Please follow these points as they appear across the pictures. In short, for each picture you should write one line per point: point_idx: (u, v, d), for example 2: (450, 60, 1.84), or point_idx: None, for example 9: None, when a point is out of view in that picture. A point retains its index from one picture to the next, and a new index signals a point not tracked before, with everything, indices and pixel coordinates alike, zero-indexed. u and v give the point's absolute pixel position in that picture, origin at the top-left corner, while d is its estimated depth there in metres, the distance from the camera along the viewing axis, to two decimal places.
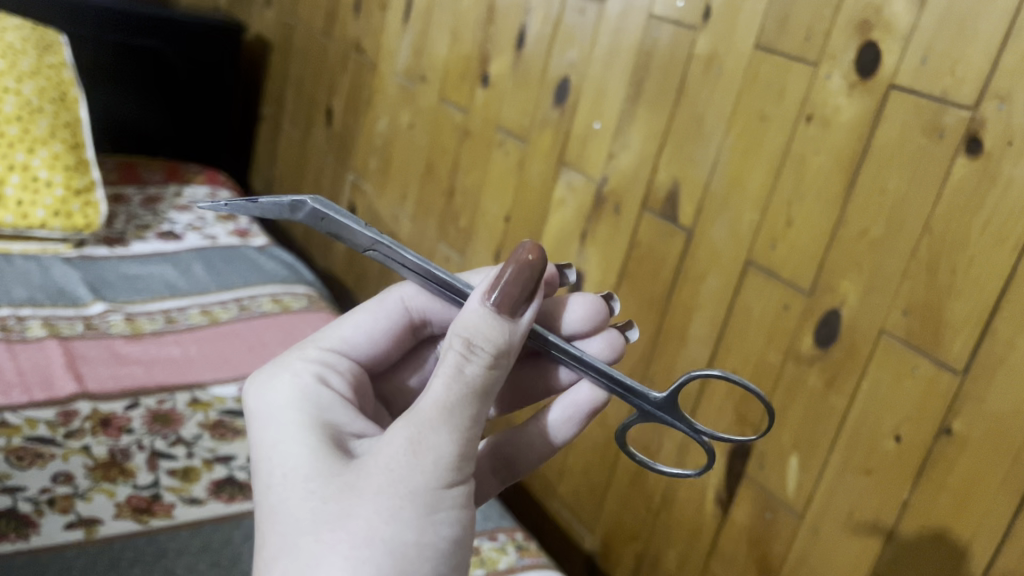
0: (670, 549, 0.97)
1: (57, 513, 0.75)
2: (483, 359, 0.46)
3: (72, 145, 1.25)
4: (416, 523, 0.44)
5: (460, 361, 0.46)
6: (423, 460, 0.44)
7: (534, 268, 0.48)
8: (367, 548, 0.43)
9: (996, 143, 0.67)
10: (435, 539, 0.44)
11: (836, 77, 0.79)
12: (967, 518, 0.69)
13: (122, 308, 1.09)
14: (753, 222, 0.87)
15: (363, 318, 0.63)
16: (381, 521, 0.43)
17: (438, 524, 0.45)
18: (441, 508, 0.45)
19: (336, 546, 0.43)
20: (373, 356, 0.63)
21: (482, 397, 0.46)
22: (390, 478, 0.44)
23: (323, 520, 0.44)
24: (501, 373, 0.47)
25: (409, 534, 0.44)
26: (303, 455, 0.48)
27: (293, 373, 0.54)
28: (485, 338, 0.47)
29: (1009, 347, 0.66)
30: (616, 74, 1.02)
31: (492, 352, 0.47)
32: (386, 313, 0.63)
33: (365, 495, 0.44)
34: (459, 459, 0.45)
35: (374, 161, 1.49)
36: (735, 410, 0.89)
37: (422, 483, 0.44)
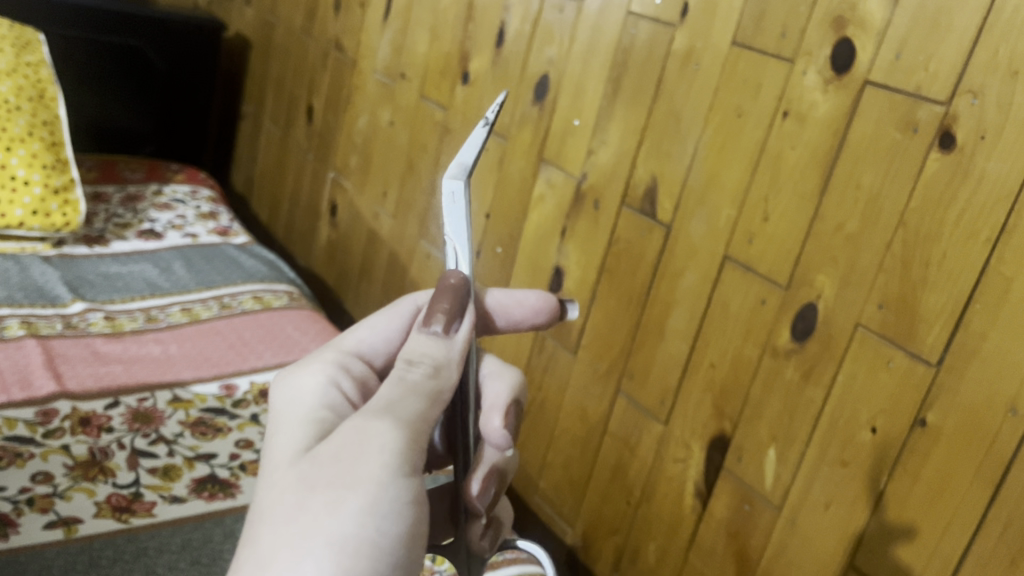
0: (650, 542, 0.98)
1: (36, 513, 0.75)
2: (425, 366, 0.49)
3: (50, 144, 1.24)
4: (360, 517, 0.41)
5: (401, 371, 0.48)
6: (370, 451, 0.43)
7: (458, 289, 0.51)
8: (308, 540, 0.40)
9: (968, 137, 0.68)
10: (378, 538, 0.41)
11: (812, 74, 0.79)
12: (940, 509, 0.70)
13: (101, 307, 1.09)
14: (731, 217, 0.87)
15: (378, 319, 0.59)
16: (324, 510, 0.41)
17: (383, 518, 0.41)
18: (387, 504, 0.41)
19: (281, 538, 0.40)
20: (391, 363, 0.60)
21: (426, 400, 0.47)
22: (338, 467, 0.42)
23: (274, 513, 0.41)
24: (445, 381, 0.49)
25: (350, 527, 0.40)
26: (277, 450, 0.46)
27: (298, 378, 0.52)
28: (424, 353, 0.50)
29: (982, 340, 0.67)
30: (595, 71, 1.02)
31: (433, 363, 0.49)
32: (399, 314, 0.59)
33: (316, 485, 0.42)
34: (406, 453, 0.43)
35: (355, 159, 1.49)
36: (713, 404, 0.90)
37: (365, 472, 0.42)
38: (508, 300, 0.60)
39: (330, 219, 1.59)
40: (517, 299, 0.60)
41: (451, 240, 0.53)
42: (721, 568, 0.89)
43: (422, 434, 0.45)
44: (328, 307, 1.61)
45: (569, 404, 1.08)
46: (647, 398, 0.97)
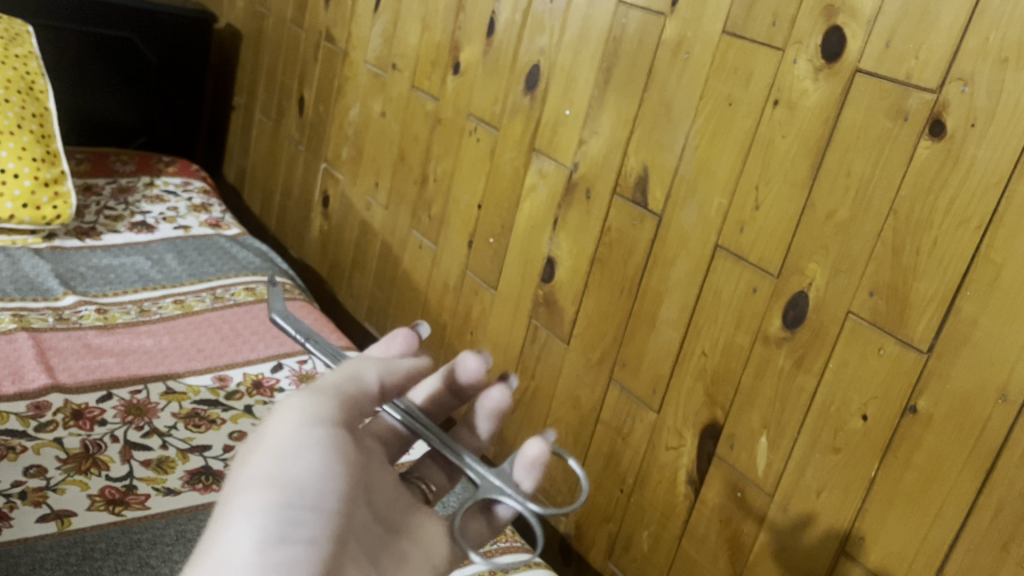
0: (643, 529, 0.98)
1: (29, 506, 0.75)
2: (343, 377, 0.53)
3: (40, 136, 1.23)
4: (271, 460, 0.47)
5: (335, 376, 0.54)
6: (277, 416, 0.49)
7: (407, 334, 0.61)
8: (241, 483, 0.46)
9: (959, 124, 0.68)
10: (290, 473, 0.46)
11: (802, 62, 0.79)
12: (932, 494, 0.71)
13: (93, 299, 1.09)
14: (722, 206, 0.87)
15: None
16: (243, 464, 0.47)
17: (290, 457, 0.47)
18: (291, 444, 0.47)
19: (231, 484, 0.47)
20: None
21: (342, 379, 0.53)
22: (259, 435, 0.49)
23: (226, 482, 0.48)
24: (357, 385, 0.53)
25: (272, 475, 0.46)
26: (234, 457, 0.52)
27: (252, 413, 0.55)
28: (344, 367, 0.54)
29: (972, 326, 0.68)
30: (586, 60, 1.02)
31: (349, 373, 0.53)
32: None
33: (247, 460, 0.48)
34: (309, 408, 0.49)
35: (347, 150, 1.49)
36: (705, 393, 0.90)
37: (274, 429, 0.48)
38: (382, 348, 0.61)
39: (322, 210, 1.58)
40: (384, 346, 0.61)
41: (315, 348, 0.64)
42: (714, 556, 0.90)
43: (330, 397, 0.51)
44: (321, 298, 1.61)
45: (561, 392, 1.08)
46: (639, 386, 0.98)
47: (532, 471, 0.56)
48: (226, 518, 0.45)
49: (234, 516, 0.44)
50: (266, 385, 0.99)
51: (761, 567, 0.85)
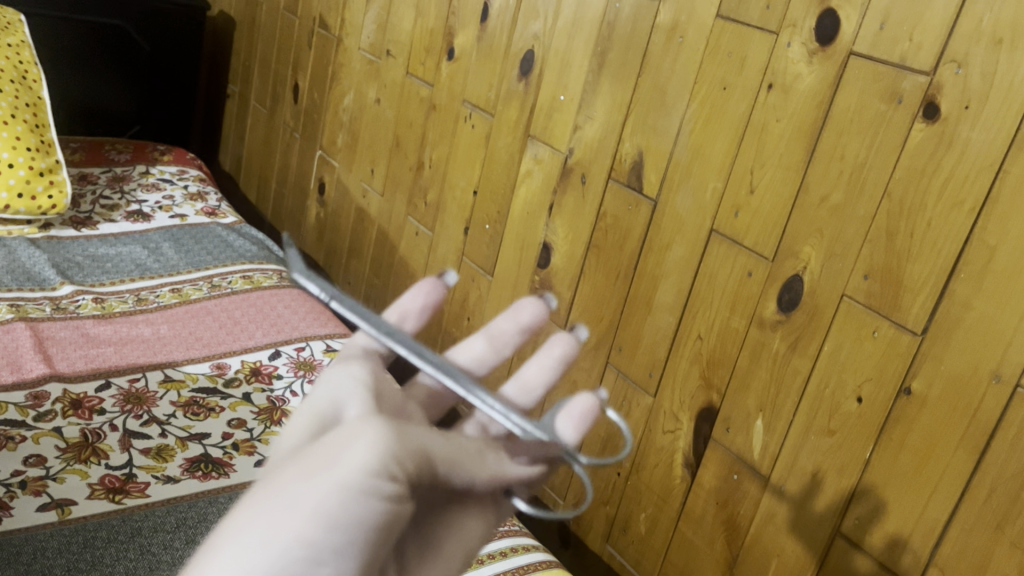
0: (640, 512, 0.99)
1: (30, 495, 0.76)
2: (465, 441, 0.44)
3: (34, 126, 1.23)
4: (324, 488, 0.40)
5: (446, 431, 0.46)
6: (358, 440, 0.41)
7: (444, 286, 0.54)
8: (279, 508, 0.40)
9: (953, 106, 0.68)
10: (338, 517, 0.39)
11: (796, 45, 0.79)
12: (926, 475, 0.71)
13: (90, 289, 1.09)
14: (716, 190, 0.87)
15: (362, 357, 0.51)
16: (298, 479, 0.41)
17: (346, 501, 0.40)
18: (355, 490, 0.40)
19: (272, 497, 0.41)
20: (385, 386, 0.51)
21: (446, 445, 0.45)
22: (330, 451, 0.42)
23: (275, 473, 0.43)
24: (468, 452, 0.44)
25: (306, 517, 0.40)
26: (295, 429, 0.47)
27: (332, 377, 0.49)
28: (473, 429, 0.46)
29: (965, 308, 0.68)
30: (580, 45, 1.02)
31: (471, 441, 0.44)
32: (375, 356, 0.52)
33: (297, 478, 0.41)
34: (393, 458, 0.41)
35: (342, 137, 1.49)
36: (701, 376, 0.90)
37: (346, 460, 0.40)
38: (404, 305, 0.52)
39: (318, 197, 1.58)
40: (405, 299, 0.52)
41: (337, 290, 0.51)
42: (711, 538, 0.91)
43: (418, 458, 0.42)
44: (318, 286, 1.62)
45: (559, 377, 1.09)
46: (635, 370, 0.98)
47: (580, 423, 0.49)
48: (253, 532, 0.40)
49: (259, 540, 0.39)
50: (264, 372, 0.99)
51: (757, 548, 0.85)
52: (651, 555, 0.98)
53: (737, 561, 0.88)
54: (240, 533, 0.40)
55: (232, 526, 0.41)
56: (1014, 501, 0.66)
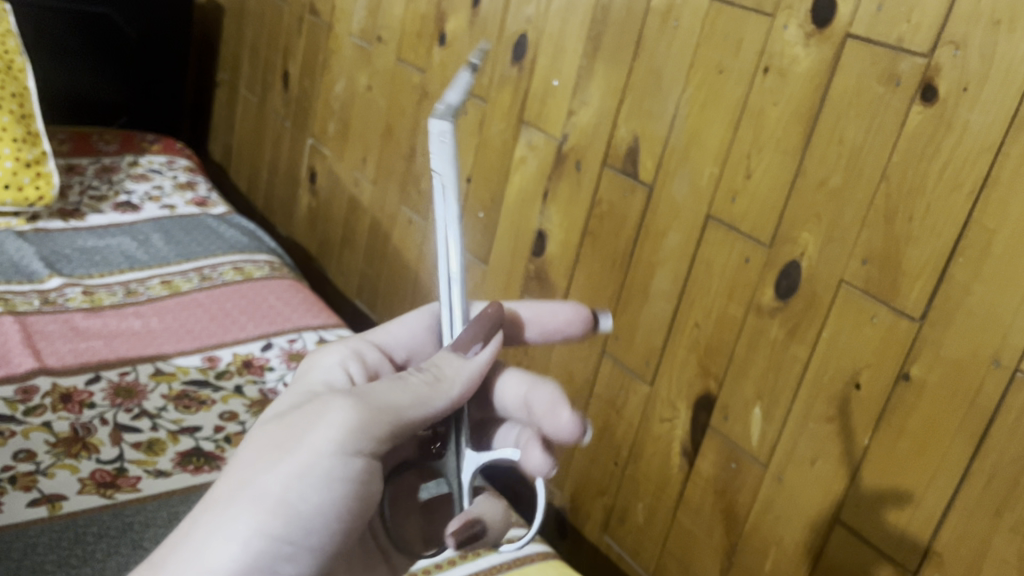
0: (638, 501, 0.98)
1: (19, 491, 0.75)
2: (428, 376, 0.47)
3: (20, 116, 1.21)
4: (290, 458, 0.43)
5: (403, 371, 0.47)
6: (322, 425, 0.44)
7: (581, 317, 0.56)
8: (250, 475, 0.43)
9: (951, 88, 0.67)
10: (305, 481, 0.43)
11: (792, 28, 0.78)
12: (926, 462, 0.71)
13: (79, 281, 1.07)
14: (713, 175, 0.86)
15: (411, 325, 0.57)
16: (263, 466, 0.43)
17: (311, 488, 0.43)
18: (323, 476, 0.43)
19: (242, 469, 0.44)
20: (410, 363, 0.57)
21: (409, 390, 0.46)
22: (294, 431, 0.44)
23: (234, 460, 0.45)
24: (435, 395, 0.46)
25: (275, 484, 0.43)
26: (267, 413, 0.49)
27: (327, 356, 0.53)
28: (436, 361, 0.48)
29: (965, 293, 0.67)
30: (573, 29, 1.00)
31: (435, 374, 0.47)
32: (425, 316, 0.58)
33: (268, 448, 0.44)
34: (355, 435, 0.44)
35: (334, 125, 1.47)
36: (698, 364, 0.90)
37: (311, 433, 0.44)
38: (548, 315, 0.56)
39: (310, 186, 1.57)
40: (553, 309, 0.56)
41: (439, 175, 0.45)
42: (709, 527, 0.90)
43: (387, 423, 0.45)
44: (311, 276, 1.60)
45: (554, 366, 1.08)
46: (632, 358, 0.97)
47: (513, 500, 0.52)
48: (221, 528, 0.42)
49: (232, 506, 0.42)
50: (256, 364, 0.98)
51: (756, 537, 0.85)
52: (649, 545, 0.97)
53: (736, 549, 0.87)
54: (208, 529, 0.42)
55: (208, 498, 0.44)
56: (1014, 486, 0.65)
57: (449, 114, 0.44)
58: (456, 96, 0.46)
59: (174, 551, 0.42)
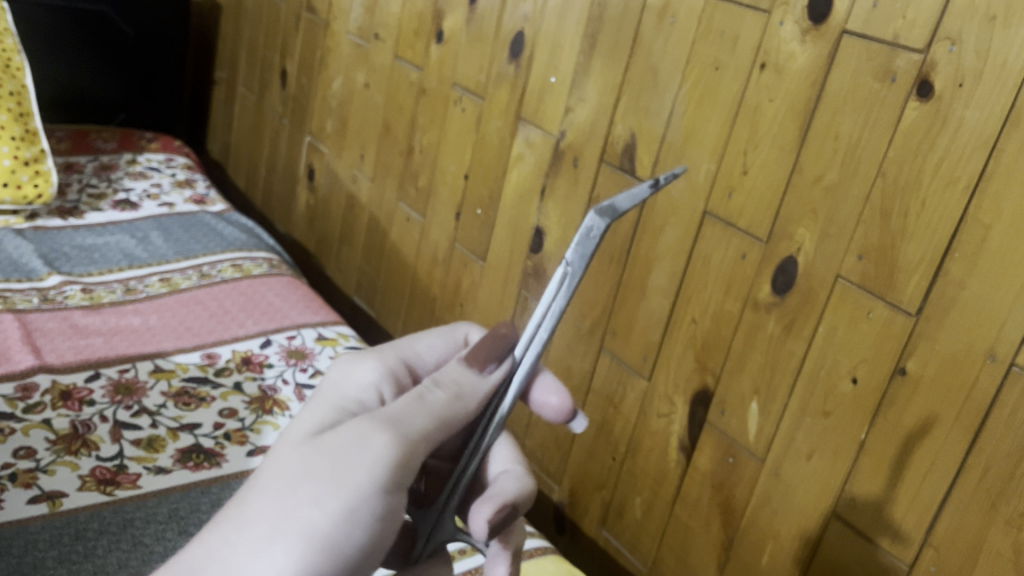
0: (636, 497, 0.99)
1: (20, 488, 0.75)
2: (450, 392, 0.47)
3: (18, 115, 1.21)
4: (336, 494, 0.41)
5: (424, 391, 0.46)
6: (365, 457, 0.43)
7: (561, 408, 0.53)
8: (291, 510, 0.41)
9: (946, 84, 0.67)
10: (351, 518, 0.41)
11: (789, 24, 0.78)
12: (922, 456, 0.71)
13: (78, 279, 1.08)
14: (710, 171, 0.87)
15: (443, 342, 0.56)
16: (306, 503, 0.41)
17: (354, 524, 0.41)
18: (365, 511, 0.42)
19: (280, 502, 0.41)
20: None
21: (434, 408, 0.46)
22: (334, 464, 0.42)
23: (263, 485, 0.42)
24: (459, 413, 0.46)
25: (321, 522, 0.41)
26: (284, 433, 0.46)
27: (357, 372, 0.50)
28: (454, 377, 0.47)
29: (961, 288, 0.68)
30: (571, 26, 1.00)
31: (457, 391, 0.47)
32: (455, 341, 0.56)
33: (305, 479, 0.42)
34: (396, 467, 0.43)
35: (332, 123, 1.48)
36: (696, 359, 0.90)
37: (356, 469, 0.42)
38: (539, 395, 0.53)
39: (308, 184, 1.57)
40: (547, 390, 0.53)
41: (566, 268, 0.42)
42: (707, 521, 0.90)
43: (420, 449, 0.44)
44: (309, 273, 1.60)
45: (552, 363, 1.08)
46: (629, 354, 0.97)
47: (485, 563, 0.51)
48: (260, 562, 0.40)
49: (274, 542, 0.40)
50: (255, 361, 0.98)
51: (753, 531, 0.85)
52: (647, 540, 0.98)
53: (733, 543, 0.88)
54: (242, 560, 0.40)
55: (239, 530, 0.41)
56: (1009, 479, 0.66)
57: (611, 219, 0.41)
58: (628, 200, 0.42)
59: None
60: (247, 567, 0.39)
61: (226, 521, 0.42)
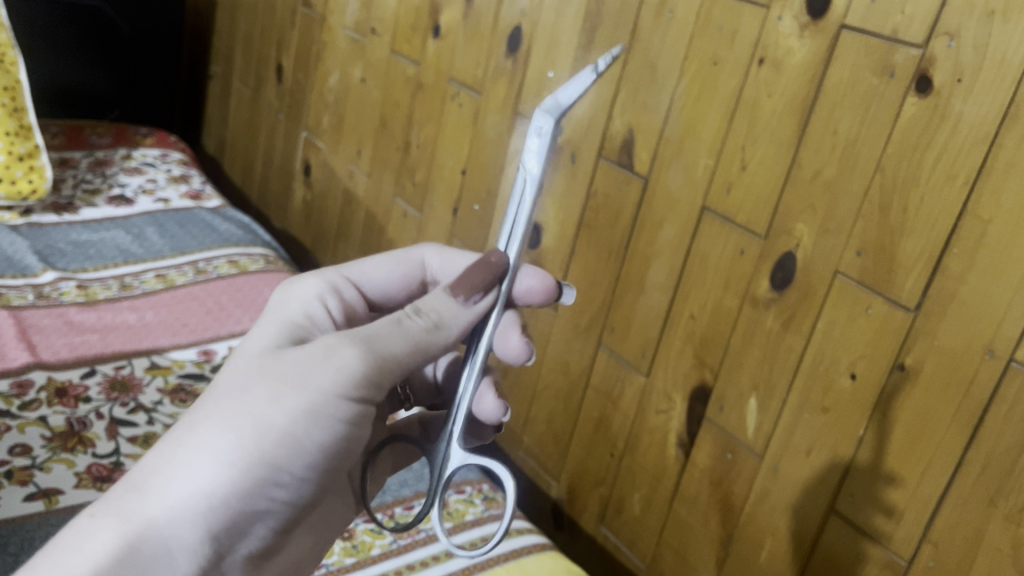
0: (635, 493, 0.99)
1: (16, 485, 0.75)
2: (428, 323, 0.52)
3: (13, 110, 1.20)
4: (294, 399, 0.49)
5: (403, 316, 0.52)
6: (328, 368, 0.50)
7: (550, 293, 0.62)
8: (252, 407, 0.48)
9: (946, 80, 0.67)
10: (305, 420, 0.49)
11: (787, 19, 0.78)
12: (920, 451, 0.71)
13: (73, 275, 1.07)
14: (708, 167, 0.86)
15: (386, 262, 0.65)
16: (267, 403, 0.48)
17: (309, 422, 0.49)
18: (320, 414, 0.49)
19: (242, 400, 0.49)
20: (382, 300, 0.66)
21: (409, 337, 0.52)
22: (297, 373, 0.49)
23: (229, 384, 0.50)
24: (434, 340, 0.52)
25: (278, 420, 0.48)
26: (253, 338, 0.53)
27: (303, 287, 0.59)
28: (434, 307, 0.53)
29: (959, 283, 0.68)
30: (568, 20, 1.00)
31: (435, 321, 0.52)
32: (405, 262, 0.65)
33: (268, 382, 0.49)
34: (355, 382, 0.50)
35: (328, 118, 1.47)
36: (694, 355, 0.90)
37: (316, 379, 0.49)
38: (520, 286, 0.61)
39: (304, 179, 1.57)
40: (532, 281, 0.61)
41: (525, 173, 0.53)
42: (705, 517, 0.90)
43: (386, 369, 0.51)
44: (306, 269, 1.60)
45: (550, 358, 1.08)
46: (627, 349, 0.97)
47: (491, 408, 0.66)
48: (220, 450, 0.47)
49: (232, 434, 0.48)
50: None
51: (751, 527, 0.85)
52: (645, 535, 0.98)
53: (732, 539, 0.88)
54: (204, 446, 0.48)
55: (203, 418, 0.48)
56: (1008, 474, 0.66)
57: (557, 116, 0.52)
58: (569, 95, 0.53)
59: (169, 463, 0.48)
60: (207, 451, 0.47)
61: (194, 411, 0.49)
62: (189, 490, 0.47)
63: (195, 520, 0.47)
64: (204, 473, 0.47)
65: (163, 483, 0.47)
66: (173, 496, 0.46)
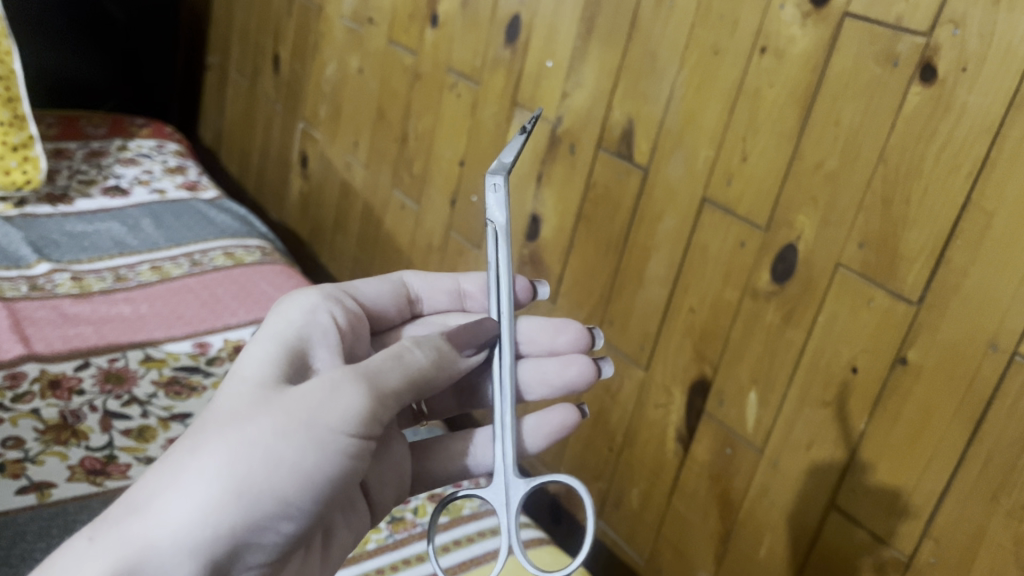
0: (634, 487, 0.98)
1: (8, 478, 0.74)
2: (424, 361, 0.54)
3: (6, 99, 1.19)
4: (303, 429, 0.48)
5: (403, 352, 0.54)
6: (337, 400, 0.49)
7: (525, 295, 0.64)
8: (260, 435, 0.47)
9: (950, 68, 0.66)
10: (314, 451, 0.48)
11: (789, 7, 0.77)
12: (922, 446, 0.70)
13: (67, 267, 1.06)
14: (708, 158, 0.85)
15: (374, 282, 0.67)
16: (275, 433, 0.47)
17: (319, 456, 0.48)
18: (329, 446, 0.48)
19: (248, 429, 0.47)
20: (374, 314, 0.66)
21: (409, 373, 0.53)
22: (305, 405, 0.49)
23: (233, 415, 0.48)
24: (426, 382, 0.54)
25: (286, 451, 0.47)
26: (248, 368, 0.52)
27: (297, 304, 0.59)
28: (431, 345, 0.56)
29: (962, 276, 0.66)
30: (567, 9, 0.99)
31: (431, 361, 0.55)
32: (389, 281, 0.68)
33: (276, 412, 0.48)
34: (362, 416, 0.50)
35: (325, 108, 1.46)
36: (693, 349, 0.89)
37: (325, 411, 0.49)
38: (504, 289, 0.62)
39: (301, 170, 1.55)
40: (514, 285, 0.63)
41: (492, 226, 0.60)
42: (705, 512, 0.89)
43: (387, 404, 0.52)
44: (303, 260, 1.59)
45: None
46: (626, 343, 0.96)
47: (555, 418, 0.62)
48: (226, 478, 0.45)
49: (239, 462, 0.46)
50: None
51: (751, 522, 0.85)
52: (643, 530, 0.97)
53: (732, 534, 0.87)
54: (210, 473, 0.45)
55: (206, 447, 0.47)
56: (1010, 470, 0.65)
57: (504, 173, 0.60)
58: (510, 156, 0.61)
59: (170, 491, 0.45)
60: (212, 477, 0.45)
61: (195, 441, 0.47)
62: (192, 518, 0.44)
63: (198, 549, 0.44)
64: (209, 500, 0.45)
65: (166, 508, 0.44)
66: (175, 521, 0.44)
